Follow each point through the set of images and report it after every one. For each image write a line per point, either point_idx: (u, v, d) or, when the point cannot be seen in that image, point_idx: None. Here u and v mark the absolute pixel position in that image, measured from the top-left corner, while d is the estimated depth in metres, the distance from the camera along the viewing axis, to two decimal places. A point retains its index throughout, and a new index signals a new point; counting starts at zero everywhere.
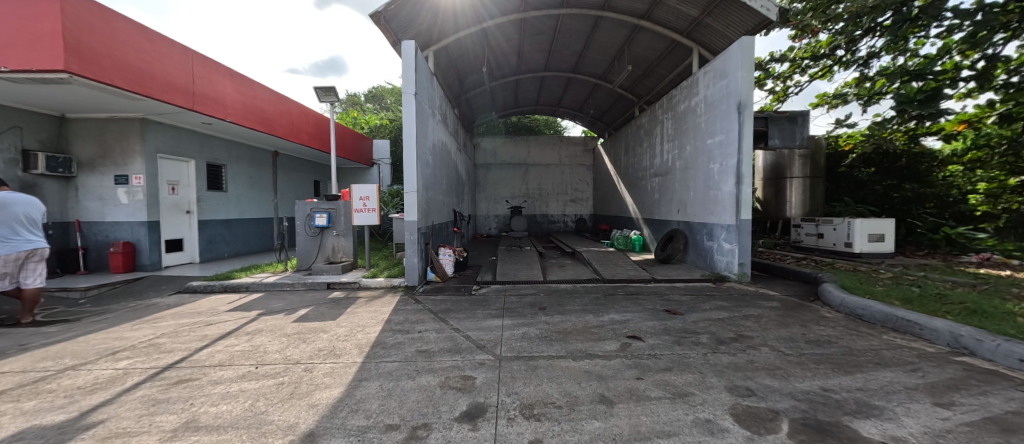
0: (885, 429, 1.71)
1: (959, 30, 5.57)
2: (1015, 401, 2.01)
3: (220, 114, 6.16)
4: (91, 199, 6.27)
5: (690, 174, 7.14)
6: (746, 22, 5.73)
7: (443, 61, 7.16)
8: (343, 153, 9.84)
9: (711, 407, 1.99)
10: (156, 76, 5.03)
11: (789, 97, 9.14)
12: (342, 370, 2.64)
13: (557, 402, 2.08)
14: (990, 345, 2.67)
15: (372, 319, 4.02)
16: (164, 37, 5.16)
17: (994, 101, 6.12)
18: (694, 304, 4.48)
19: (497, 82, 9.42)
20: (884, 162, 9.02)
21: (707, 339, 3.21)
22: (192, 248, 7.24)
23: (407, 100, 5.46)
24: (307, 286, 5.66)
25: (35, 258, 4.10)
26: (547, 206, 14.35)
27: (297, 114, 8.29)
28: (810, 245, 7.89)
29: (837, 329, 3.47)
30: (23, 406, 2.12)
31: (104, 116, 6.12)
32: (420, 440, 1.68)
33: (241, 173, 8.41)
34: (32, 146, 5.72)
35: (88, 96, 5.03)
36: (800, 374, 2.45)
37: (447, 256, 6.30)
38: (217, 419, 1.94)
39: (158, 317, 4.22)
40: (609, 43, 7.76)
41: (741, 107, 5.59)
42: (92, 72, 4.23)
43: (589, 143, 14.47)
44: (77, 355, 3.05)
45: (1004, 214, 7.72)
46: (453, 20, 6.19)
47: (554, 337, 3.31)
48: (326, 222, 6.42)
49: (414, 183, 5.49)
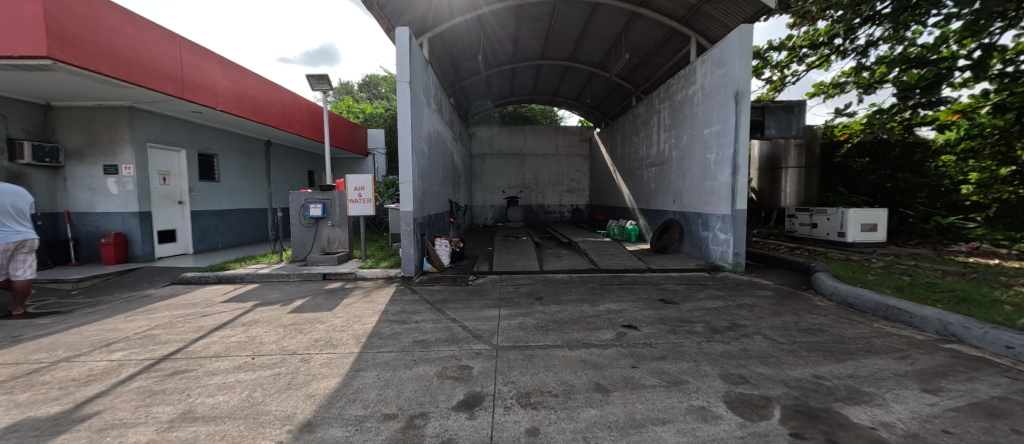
0: (875, 415, 1.75)
1: (958, 19, 5.53)
2: (1000, 387, 2.06)
3: (210, 102, 6.01)
4: (80, 190, 6.14)
5: (687, 163, 7.09)
6: (745, 9, 5.58)
7: (438, 49, 7.02)
8: (336, 143, 9.65)
9: (705, 394, 2.02)
10: (143, 62, 4.87)
11: (788, 86, 9.09)
12: (340, 360, 2.64)
13: (554, 390, 2.11)
14: (978, 332, 2.73)
15: (369, 310, 4.02)
16: (149, 21, 4.98)
17: (988, 91, 6.15)
18: (689, 293, 4.55)
19: (493, 70, 9.28)
20: (879, 152, 9.08)
21: (701, 328, 3.25)
22: (186, 239, 7.18)
23: (402, 87, 5.35)
24: (303, 277, 5.64)
25: (25, 248, 4.02)
26: (544, 196, 14.32)
27: (291, 102, 8.13)
28: (804, 234, 7.95)
29: (830, 317, 3.53)
30: (17, 398, 2.11)
31: (90, 104, 5.95)
32: (417, 429, 1.70)
33: (233, 162, 8.27)
34: (17, 135, 5.56)
35: (73, 83, 4.87)
36: (792, 361, 2.49)
37: (444, 247, 6.26)
38: (215, 409, 1.94)
39: (151, 308, 4.19)
40: (606, 31, 7.63)
41: (739, 95, 5.53)
42: (76, 58, 4.07)
43: (587, 132, 14.34)
44: (71, 346, 3.03)
45: (995, 204, 7.93)
46: (448, 7, 6.06)
47: (551, 327, 3.35)
48: (322, 213, 6.35)
49: (409, 173, 5.39)
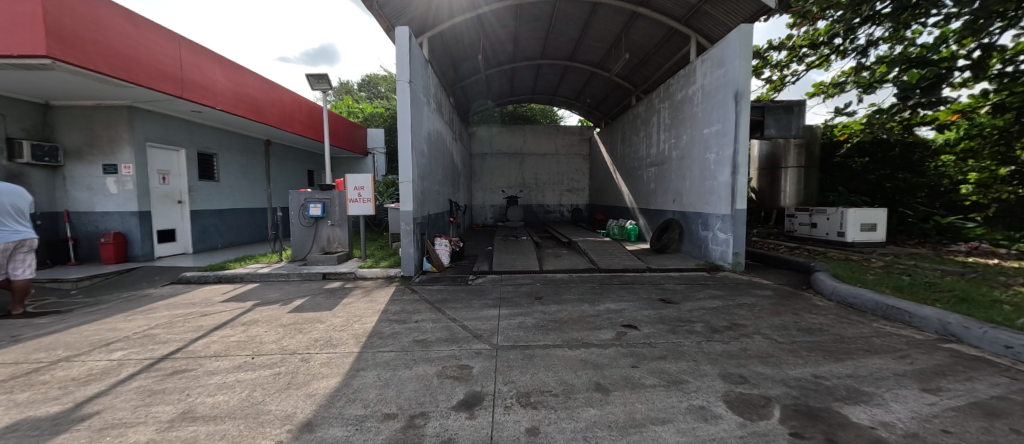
0: (875, 415, 1.75)
1: (958, 18, 5.53)
2: (1000, 386, 2.07)
3: (209, 102, 6.01)
4: (79, 189, 6.13)
5: (687, 163, 7.09)
6: (745, 9, 5.57)
7: (437, 48, 7.01)
8: (335, 143, 9.65)
9: (705, 394, 2.02)
10: (143, 62, 4.87)
11: (788, 86, 9.08)
12: (340, 360, 2.64)
13: (554, 390, 2.11)
14: (977, 332, 2.74)
15: (369, 310, 4.02)
16: (149, 21, 4.97)
17: (988, 91, 6.15)
18: (689, 293, 4.55)
19: (493, 69, 9.27)
20: (878, 152, 9.10)
21: (701, 328, 3.25)
22: (185, 238, 7.17)
23: (402, 87, 5.35)
24: (302, 277, 5.64)
25: (25, 247, 4.02)
26: (544, 196, 14.32)
27: (291, 102, 8.13)
28: (804, 234, 7.96)
29: (829, 317, 3.53)
30: (17, 398, 2.11)
31: (90, 103, 5.95)
32: (418, 428, 1.70)
33: (233, 162, 8.26)
34: (16, 134, 5.54)
35: (72, 82, 4.86)
36: (791, 361, 2.50)
37: (443, 246, 6.27)
38: (215, 409, 1.94)
39: (150, 308, 4.19)
40: (606, 31, 7.62)
41: (739, 95, 5.53)
42: (76, 58, 4.07)
43: (587, 132, 14.34)
44: (70, 346, 3.02)
45: (994, 204, 7.97)
46: (448, 6, 6.05)
47: (551, 326, 3.35)
48: (321, 212, 6.34)
49: (409, 172, 5.38)
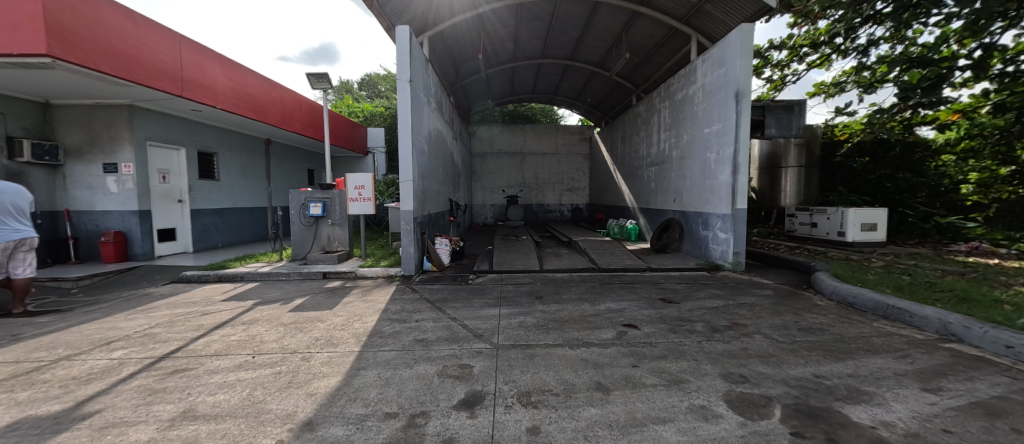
0: (875, 414, 1.75)
1: (959, 18, 5.53)
2: (1000, 386, 2.07)
3: (209, 101, 6.00)
4: (79, 188, 6.13)
5: (687, 163, 7.09)
6: (745, 8, 5.57)
7: (438, 47, 7.01)
8: (336, 142, 9.65)
9: (705, 393, 2.02)
10: (143, 61, 4.87)
11: (788, 85, 9.07)
12: (340, 359, 2.64)
13: (554, 389, 2.11)
14: (978, 332, 2.73)
15: (369, 309, 4.01)
16: (150, 20, 4.98)
17: (988, 91, 6.15)
18: (689, 292, 4.55)
19: (494, 69, 9.26)
20: (878, 152, 9.10)
21: (701, 327, 3.25)
22: (185, 237, 7.17)
23: (402, 86, 5.35)
24: (302, 276, 5.64)
25: (25, 246, 4.02)
26: (544, 196, 14.32)
27: (291, 101, 8.13)
28: (804, 233, 7.95)
29: (830, 317, 3.54)
30: (18, 397, 2.11)
31: (90, 102, 5.94)
32: (418, 427, 1.70)
33: (233, 161, 8.26)
34: (17, 133, 5.55)
35: (73, 81, 4.86)
36: (792, 360, 2.50)
37: (443, 246, 6.27)
38: (215, 408, 1.94)
39: (151, 307, 4.19)
40: (607, 30, 7.60)
41: (740, 94, 5.53)
42: (76, 57, 4.07)
43: (587, 132, 14.34)
44: (71, 345, 3.02)
45: (994, 204, 7.95)
46: (448, 5, 6.04)
47: (551, 326, 3.35)
48: (322, 211, 6.34)
49: (409, 172, 5.38)
